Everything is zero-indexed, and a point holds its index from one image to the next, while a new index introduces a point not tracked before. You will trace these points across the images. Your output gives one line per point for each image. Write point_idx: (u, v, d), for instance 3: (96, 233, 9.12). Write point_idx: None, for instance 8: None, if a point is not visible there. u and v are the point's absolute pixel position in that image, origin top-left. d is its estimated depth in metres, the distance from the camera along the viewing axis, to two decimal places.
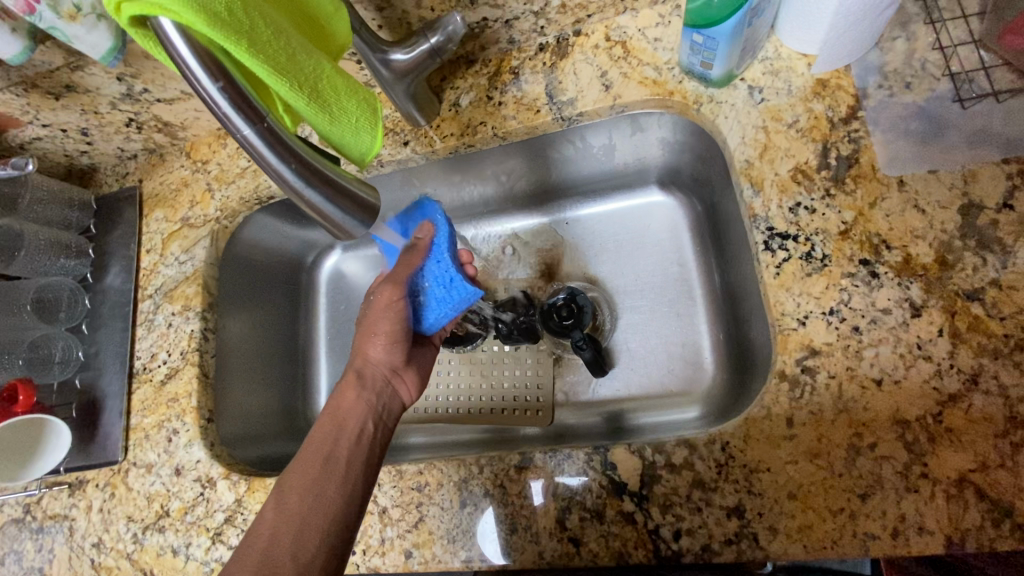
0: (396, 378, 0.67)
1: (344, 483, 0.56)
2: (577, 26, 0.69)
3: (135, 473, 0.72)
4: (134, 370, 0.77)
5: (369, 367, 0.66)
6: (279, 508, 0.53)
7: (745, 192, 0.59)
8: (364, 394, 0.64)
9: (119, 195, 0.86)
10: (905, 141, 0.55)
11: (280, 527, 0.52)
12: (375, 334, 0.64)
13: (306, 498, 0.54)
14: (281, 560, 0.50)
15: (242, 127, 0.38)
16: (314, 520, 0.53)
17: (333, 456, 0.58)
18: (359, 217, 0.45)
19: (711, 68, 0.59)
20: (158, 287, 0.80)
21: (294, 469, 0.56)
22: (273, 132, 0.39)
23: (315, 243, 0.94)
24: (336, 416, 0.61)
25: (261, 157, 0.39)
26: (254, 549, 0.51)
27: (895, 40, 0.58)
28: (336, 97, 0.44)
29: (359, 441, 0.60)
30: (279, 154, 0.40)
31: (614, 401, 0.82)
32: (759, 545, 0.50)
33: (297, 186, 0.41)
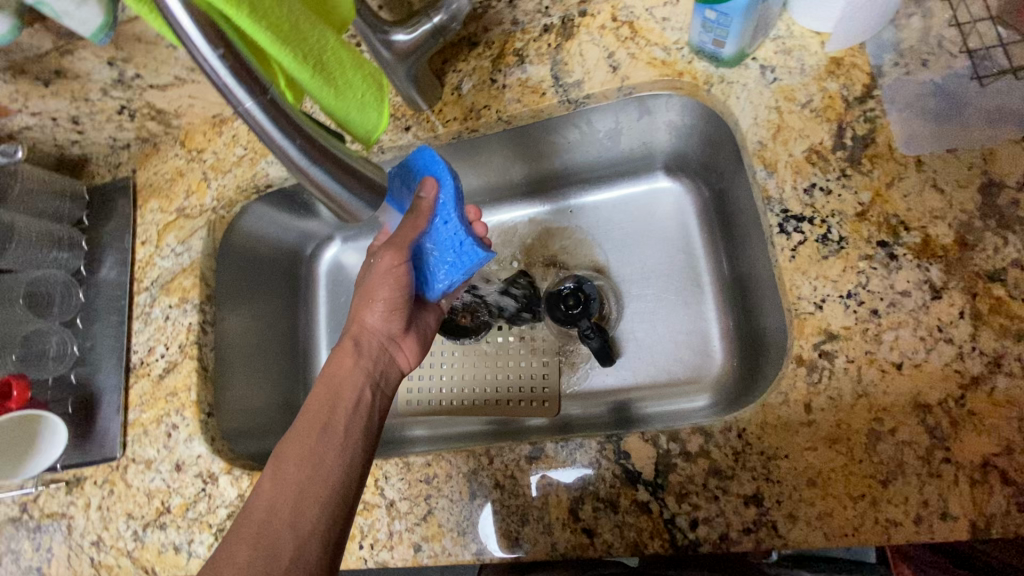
0: (394, 346, 0.65)
1: (342, 452, 0.55)
2: (583, 6, 0.67)
3: (134, 469, 0.71)
4: (131, 365, 0.75)
5: (366, 333, 0.64)
6: (277, 478, 0.52)
7: (759, 174, 0.57)
8: (361, 361, 0.62)
9: (113, 186, 0.83)
10: (922, 120, 0.54)
11: (278, 497, 0.51)
12: (374, 301, 0.62)
13: (304, 467, 0.53)
14: (280, 530, 0.49)
15: (244, 100, 0.37)
16: (313, 490, 0.52)
17: (330, 425, 0.56)
18: (364, 197, 0.43)
19: (723, 46, 0.57)
20: (153, 280, 0.78)
21: (290, 439, 0.55)
22: (277, 105, 0.38)
23: (313, 234, 0.93)
24: (332, 384, 0.60)
25: (264, 132, 0.38)
26: (253, 519, 0.50)
27: (911, 17, 0.57)
28: (342, 70, 0.44)
29: (356, 409, 0.59)
30: (283, 130, 0.38)
31: (620, 390, 0.81)
32: (779, 533, 0.49)
33: (302, 164, 0.40)
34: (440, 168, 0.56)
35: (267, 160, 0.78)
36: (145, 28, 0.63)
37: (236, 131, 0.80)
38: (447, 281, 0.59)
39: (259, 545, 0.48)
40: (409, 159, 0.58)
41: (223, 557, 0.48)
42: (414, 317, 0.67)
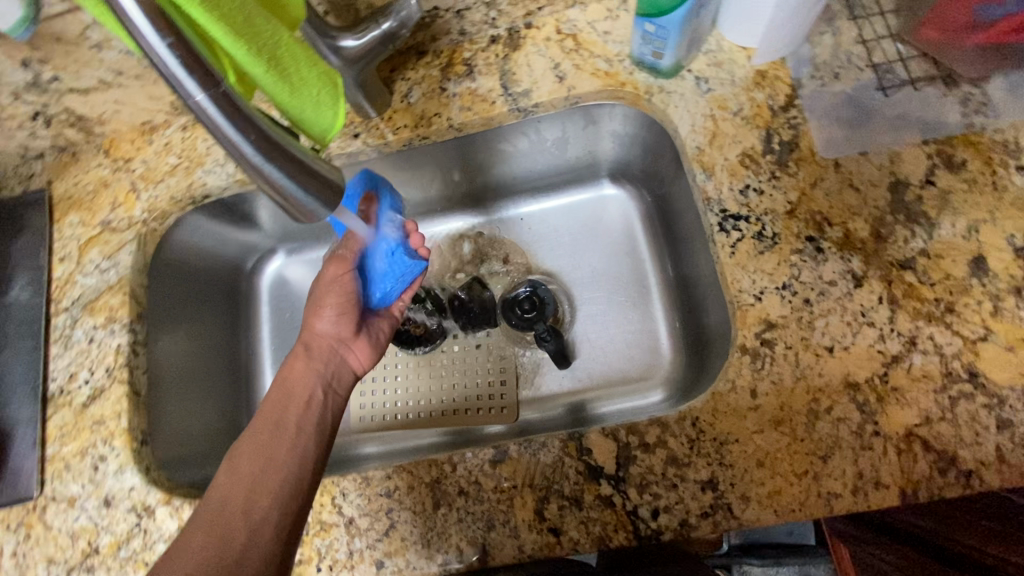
0: (344, 347, 0.66)
1: (295, 445, 0.56)
2: (528, 19, 0.69)
3: (55, 509, 0.64)
4: (49, 395, 0.69)
5: (316, 338, 0.65)
6: (231, 473, 0.54)
7: (698, 177, 0.61)
8: (313, 363, 0.64)
9: (25, 198, 0.76)
10: (837, 126, 0.59)
11: (231, 490, 0.52)
12: (323, 307, 0.65)
13: (257, 461, 0.54)
14: (234, 519, 0.50)
15: (195, 92, 0.35)
16: (266, 481, 0.53)
17: (283, 423, 0.58)
18: (323, 198, 0.42)
19: (661, 58, 0.60)
20: (74, 299, 0.72)
21: (245, 437, 0.57)
22: (230, 99, 0.36)
23: (254, 246, 0.89)
24: (285, 385, 0.61)
25: (215, 125, 0.36)
26: (206, 512, 0.51)
27: (822, 35, 0.62)
28: (297, 67, 0.43)
29: (310, 407, 0.60)
30: (237, 124, 0.37)
31: (574, 392, 0.82)
32: (734, 514, 0.51)
33: (256, 161, 0.38)
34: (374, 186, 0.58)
35: (204, 168, 0.74)
36: (67, 27, 0.58)
37: (169, 138, 0.76)
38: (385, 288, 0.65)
39: (211, 535, 0.49)
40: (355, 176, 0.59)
41: (175, 548, 0.49)
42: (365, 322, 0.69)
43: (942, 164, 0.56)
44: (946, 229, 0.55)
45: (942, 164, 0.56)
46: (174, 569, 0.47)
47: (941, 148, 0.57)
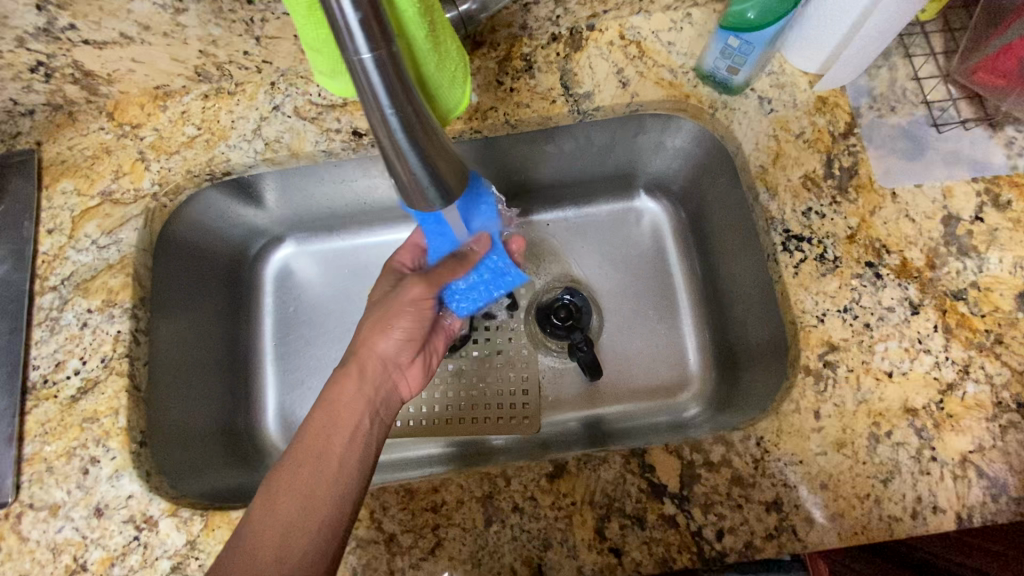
0: (397, 371, 0.65)
1: (335, 484, 0.52)
2: (591, 20, 0.67)
3: (32, 518, 0.57)
4: (30, 385, 0.61)
5: (372, 359, 0.63)
6: (268, 508, 0.50)
7: (762, 196, 0.61)
8: (363, 387, 0.60)
9: (10, 159, 0.68)
10: (893, 157, 0.61)
11: (265, 530, 0.49)
12: (389, 327, 0.63)
13: (295, 499, 0.51)
14: (266, 564, 0.48)
15: (361, 50, 0.35)
16: (302, 524, 0.49)
17: (325, 456, 0.54)
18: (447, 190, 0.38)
19: (736, 73, 0.61)
20: (65, 277, 0.64)
21: (284, 468, 0.53)
22: (393, 64, 0.36)
23: (262, 230, 0.82)
24: (332, 408, 0.58)
25: (370, 88, 0.35)
26: (241, 552, 0.49)
27: (880, 68, 0.64)
28: (446, 39, 0.48)
29: (354, 437, 0.56)
30: (391, 91, 0.35)
31: (594, 406, 0.80)
32: (798, 536, 0.51)
33: (396, 131, 0.36)
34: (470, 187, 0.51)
35: (227, 143, 0.67)
36: None
37: (186, 107, 0.69)
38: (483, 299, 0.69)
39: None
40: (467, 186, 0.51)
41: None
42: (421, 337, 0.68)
43: (989, 202, 0.59)
44: (994, 263, 0.57)
45: (989, 202, 0.59)
46: None
47: (988, 187, 0.60)
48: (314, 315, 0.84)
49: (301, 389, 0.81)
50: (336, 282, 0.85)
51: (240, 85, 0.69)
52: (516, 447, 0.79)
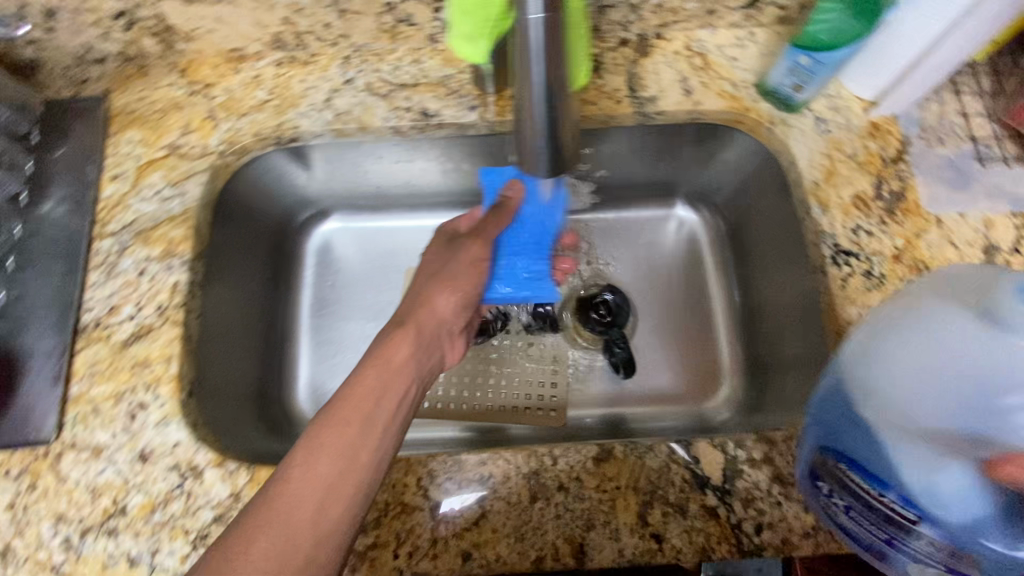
0: (447, 340, 0.61)
1: (379, 451, 0.47)
2: (660, 29, 0.70)
3: (73, 458, 0.57)
4: (83, 326, 0.61)
5: (427, 320, 0.59)
6: (307, 466, 0.44)
7: (814, 211, 0.64)
8: (415, 353, 0.55)
9: (78, 105, 0.69)
10: (939, 186, 0.64)
11: (302, 488, 0.43)
12: (450, 288, 0.62)
13: (338, 460, 0.45)
14: (300, 526, 0.41)
15: (535, 12, 0.38)
16: (343, 487, 0.44)
17: (372, 420, 0.48)
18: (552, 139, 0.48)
19: (800, 92, 0.64)
20: (125, 225, 0.64)
21: (326, 424, 0.46)
22: (555, 29, 0.39)
23: (311, 202, 0.83)
24: (383, 368, 0.52)
25: (530, 43, 0.40)
26: (268, 509, 0.42)
27: (930, 102, 0.67)
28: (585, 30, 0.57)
29: (401, 407, 0.51)
30: (545, 55, 0.41)
31: (617, 405, 0.81)
32: (835, 538, 0.53)
33: (535, 89, 0.44)
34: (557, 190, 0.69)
35: (297, 110, 0.68)
36: None
37: (259, 71, 0.70)
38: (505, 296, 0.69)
39: (274, 538, 0.40)
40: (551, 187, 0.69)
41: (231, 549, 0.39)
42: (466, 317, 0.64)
43: None
44: None
45: None
46: None
47: None
48: (353, 289, 0.85)
49: (332, 362, 0.82)
50: (377, 260, 0.86)
51: (314, 56, 0.70)
52: (535, 437, 0.78)
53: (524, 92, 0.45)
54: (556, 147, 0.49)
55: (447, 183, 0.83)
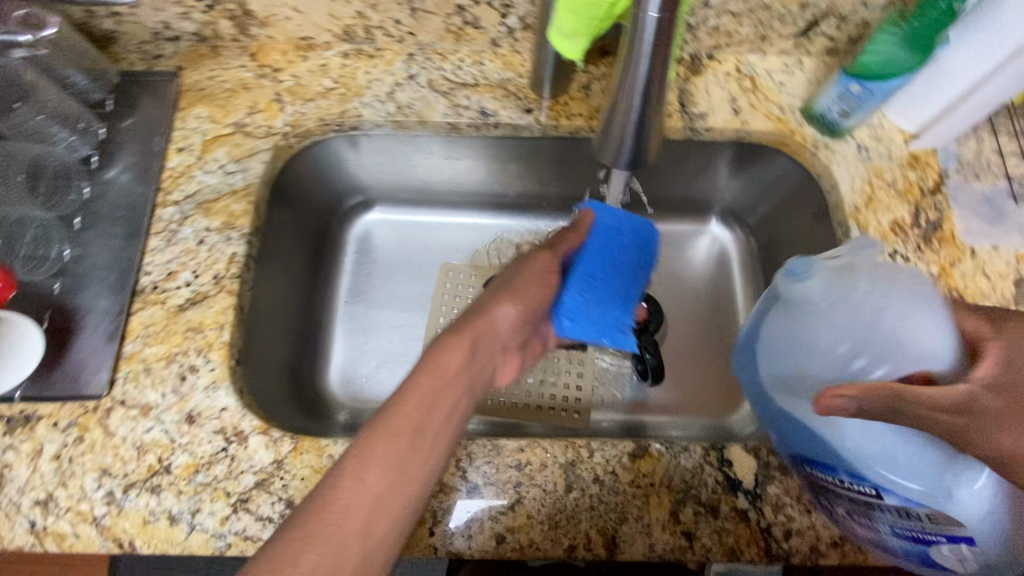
0: (502, 355, 0.58)
1: (428, 464, 0.46)
2: (712, 51, 0.73)
3: (121, 415, 0.59)
4: (140, 289, 0.63)
5: (486, 332, 0.55)
6: (358, 476, 0.43)
7: (853, 233, 0.66)
8: (470, 365, 0.52)
9: (151, 78, 0.72)
10: (975, 219, 0.66)
11: (353, 498, 0.42)
12: (515, 299, 0.57)
13: (388, 472, 0.44)
14: (349, 537, 0.41)
15: (654, 10, 0.40)
16: (392, 500, 0.43)
17: (423, 432, 0.47)
18: (641, 140, 0.50)
19: (847, 118, 0.67)
20: (188, 195, 0.67)
21: (379, 433, 0.45)
22: (667, 28, 0.41)
23: (357, 190, 0.85)
24: (437, 379, 0.50)
25: (642, 40, 0.42)
26: (317, 515, 0.41)
27: (968, 138, 0.70)
28: None
29: (452, 419, 0.49)
30: (654, 52, 0.43)
31: (638, 411, 0.82)
32: (862, 548, 0.54)
33: (637, 87, 0.45)
34: (651, 246, 0.63)
35: (361, 100, 0.71)
36: None
37: (326, 60, 0.73)
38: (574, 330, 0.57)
39: (323, 547, 0.40)
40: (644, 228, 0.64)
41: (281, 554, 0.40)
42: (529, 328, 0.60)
43: None
44: None
45: None
46: None
47: None
48: (390, 279, 0.87)
49: (365, 347, 0.83)
50: (415, 252, 0.88)
51: (380, 50, 0.73)
52: (549, 433, 0.80)
53: (624, 84, 0.46)
54: (642, 147, 0.50)
55: (490, 183, 0.85)
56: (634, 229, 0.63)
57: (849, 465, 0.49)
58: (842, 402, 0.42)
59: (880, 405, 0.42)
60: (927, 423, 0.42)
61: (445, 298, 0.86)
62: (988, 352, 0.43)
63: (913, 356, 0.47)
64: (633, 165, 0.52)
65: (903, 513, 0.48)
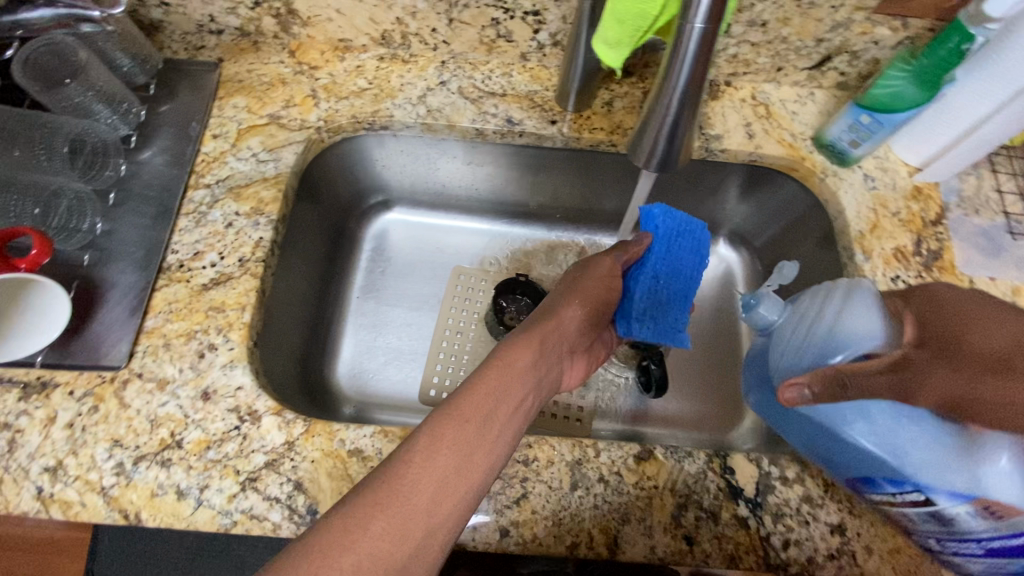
0: (568, 359, 0.65)
1: (491, 454, 0.47)
2: (730, 78, 0.77)
3: (137, 387, 0.59)
4: (165, 266, 0.65)
5: (555, 332, 0.62)
6: (428, 454, 0.44)
7: (858, 257, 0.68)
8: (538, 364, 0.57)
9: (193, 67, 0.75)
10: (973, 251, 0.69)
11: (421, 475, 0.43)
12: (577, 298, 0.66)
13: (456, 453, 0.45)
14: (416, 512, 0.41)
15: (698, 20, 0.41)
16: (457, 482, 0.44)
17: (490, 421, 0.48)
18: (673, 145, 0.51)
19: (857, 147, 0.70)
20: (220, 179, 0.69)
21: (448, 416, 0.47)
22: (709, 39, 0.43)
23: (378, 190, 0.88)
24: (508, 372, 0.53)
25: (685, 49, 0.43)
26: (386, 487, 0.42)
27: (968, 175, 0.74)
28: None
29: (518, 412, 0.52)
30: (695, 60, 0.44)
31: (638, 422, 0.83)
32: (857, 562, 0.55)
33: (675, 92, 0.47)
34: (707, 248, 0.72)
35: (393, 101, 0.74)
36: None
37: (362, 63, 0.77)
38: (644, 335, 0.69)
39: (391, 518, 0.40)
40: (697, 226, 0.72)
41: (347, 520, 0.40)
42: (585, 342, 0.67)
43: None
44: None
45: None
46: (343, 556, 0.38)
47: None
48: (403, 278, 0.88)
49: (373, 343, 0.84)
50: (429, 254, 0.90)
51: (414, 56, 0.77)
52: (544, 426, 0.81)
53: (665, 87, 0.47)
54: (673, 151, 0.51)
55: (508, 191, 0.87)
56: (693, 233, 0.72)
57: (884, 473, 0.51)
58: (795, 390, 0.50)
59: (829, 381, 0.48)
60: (873, 389, 0.47)
61: (455, 300, 0.88)
62: (908, 320, 0.49)
63: (851, 339, 0.55)
64: (664, 166, 0.53)
65: (955, 512, 0.47)
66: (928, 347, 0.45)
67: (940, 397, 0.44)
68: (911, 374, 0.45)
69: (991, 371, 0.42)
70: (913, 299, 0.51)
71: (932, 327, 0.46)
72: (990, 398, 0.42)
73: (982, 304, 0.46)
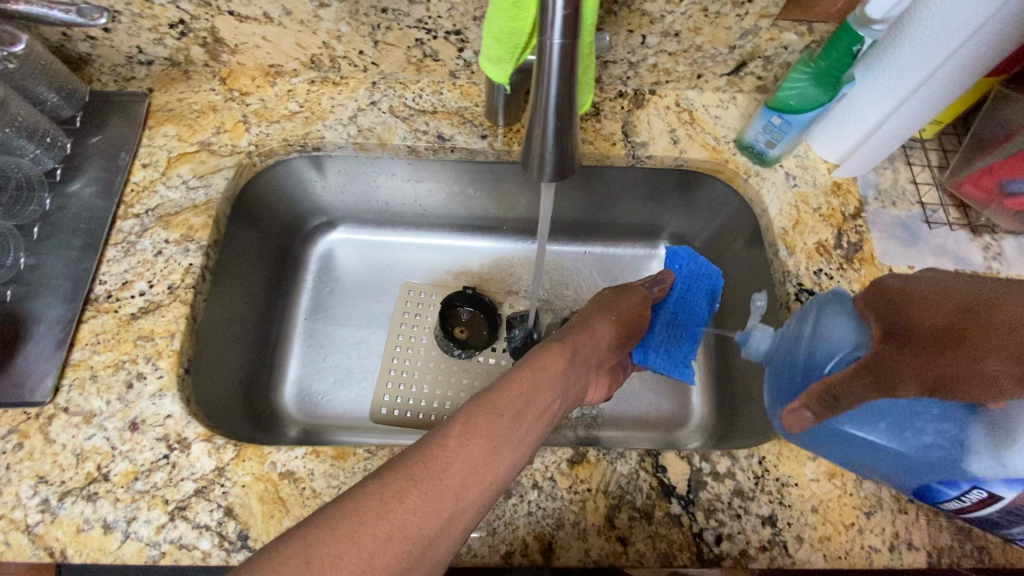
0: (598, 373, 0.69)
1: (518, 449, 0.49)
2: (653, 86, 0.79)
3: (63, 422, 0.58)
4: (93, 297, 0.64)
5: (587, 343, 0.67)
6: (462, 439, 0.45)
7: (781, 253, 0.71)
8: (569, 369, 0.61)
9: (122, 98, 0.75)
10: (892, 242, 0.72)
11: (458, 458, 0.44)
12: (608, 319, 0.72)
13: (489, 443, 0.47)
14: (447, 491, 0.42)
15: (556, 36, 0.42)
16: (487, 470, 0.45)
17: (520, 417, 0.51)
18: (557, 160, 0.51)
19: (773, 147, 0.73)
20: (150, 208, 0.69)
21: (482, 407, 0.49)
22: (569, 55, 0.44)
23: (319, 211, 0.88)
24: (541, 374, 0.57)
25: (549, 64, 0.44)
26: (421, 465, 0.43)
27: (885, 169, 0.77)
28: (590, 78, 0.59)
29: (546, 414, 0.54)
30: (561, 74, 0.45)
31: (590, 425, 0.84)
32: (788, 552, 0.56)
33: (548, 108, 0.47)
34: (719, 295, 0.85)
35: (324, 123, 0.75)
36: None
37: (293, 87, 0.78)
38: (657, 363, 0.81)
39: (424, 495, 0.41)
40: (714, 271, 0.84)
41: (377, 493, 0.40)
42: (612, 360, 0.72)
43: None
44: None
45: None
46: (376, 523, 0.38)
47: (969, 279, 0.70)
48: (350, 297, 0.88)
49: (322, 364, 0.84)
50: (374, 272, 0.91)
51: (345, 78, 0.78)
52: None
53: (538, 104, 0.48)
54: (558, 168, 0.51)
55: (450, 206, 0.88)
56: (710, 278, 0.84)
57: (934, 475, 0.47)
58: (796, 414, 0.52)
59: (818, 396, 0.49)
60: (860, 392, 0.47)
61: (405, 316, 0.88)
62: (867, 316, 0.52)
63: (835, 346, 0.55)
64: (559, 176, 0.53)
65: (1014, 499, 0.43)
66: (893, 337, 0.46)
67: (918, 383, 0.44)
68: (884, 368, 0.46)
69: (945, 345, 0.43)
70: (868, 296, 0.53)
71: (885, 313, 0.49)
72: (957, 370, 0.42)
73: (924, 286, 0.48)
